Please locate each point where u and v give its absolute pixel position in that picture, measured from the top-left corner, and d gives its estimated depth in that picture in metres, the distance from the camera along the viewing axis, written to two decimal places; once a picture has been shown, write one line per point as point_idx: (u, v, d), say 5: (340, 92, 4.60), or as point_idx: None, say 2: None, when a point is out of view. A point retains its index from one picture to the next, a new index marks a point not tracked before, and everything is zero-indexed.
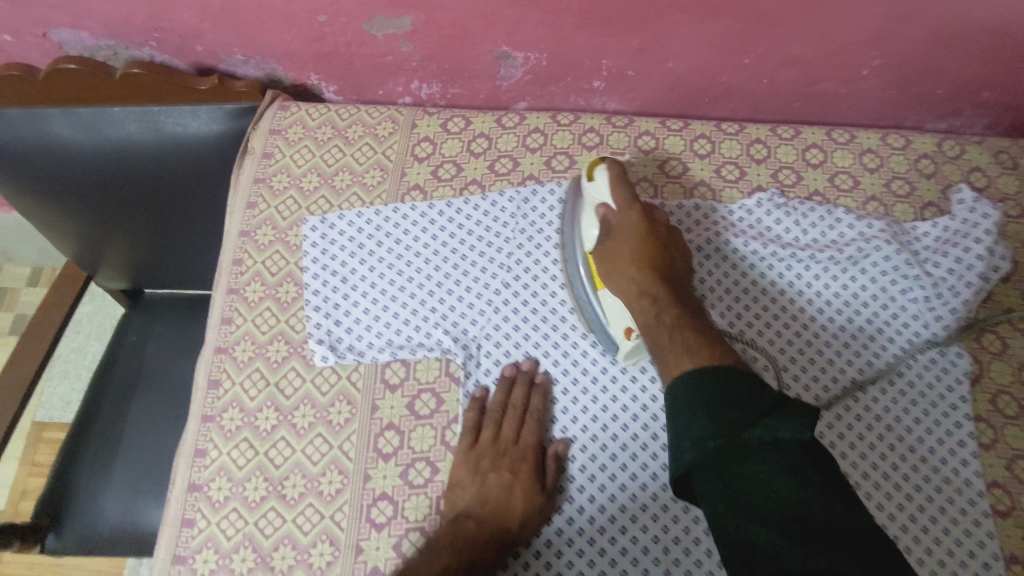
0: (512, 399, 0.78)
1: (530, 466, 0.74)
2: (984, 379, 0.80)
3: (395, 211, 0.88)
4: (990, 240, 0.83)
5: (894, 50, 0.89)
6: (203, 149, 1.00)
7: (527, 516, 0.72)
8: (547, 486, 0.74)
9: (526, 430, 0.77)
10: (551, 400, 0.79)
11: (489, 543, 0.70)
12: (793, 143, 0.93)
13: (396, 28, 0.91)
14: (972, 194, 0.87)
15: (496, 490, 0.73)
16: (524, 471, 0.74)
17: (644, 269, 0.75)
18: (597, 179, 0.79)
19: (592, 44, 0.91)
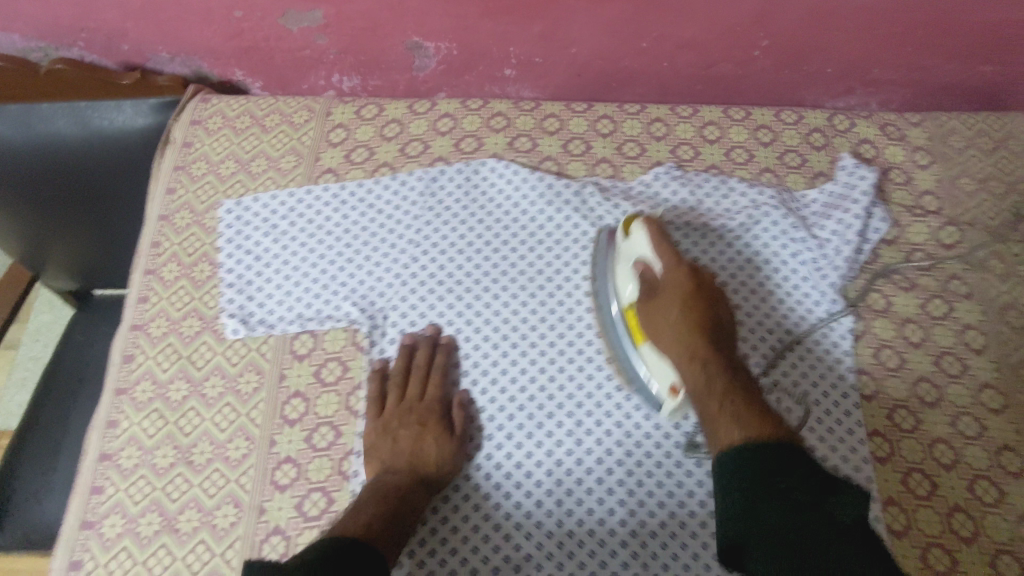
0: (416, 359, 0.82)
1: (437, 416, 0.78)
2: (868, 335, 0.86)
3: (308, 193, 0.92)
4: (868, 204, 0.89)
5: (777, 31, 0.95)
6: (131, 143, 1.04)
7: (440, 462, 0.75)
8: (457, 436, 0.78)
9: (430, 386, 0.81)
10: (456, 359, 0.83)
11: (412, 487, 0.73)
12: (691, 121, 0.98)
13: (309, 22, 0.96)
14: (853, 162, 0.93)
15: (410, 441, 0.76)
16: (433, 421, 0.78)
17: (691, 330, 0.73)
18: (634, 237, 0.80)
19: (497, 32, 0.97)
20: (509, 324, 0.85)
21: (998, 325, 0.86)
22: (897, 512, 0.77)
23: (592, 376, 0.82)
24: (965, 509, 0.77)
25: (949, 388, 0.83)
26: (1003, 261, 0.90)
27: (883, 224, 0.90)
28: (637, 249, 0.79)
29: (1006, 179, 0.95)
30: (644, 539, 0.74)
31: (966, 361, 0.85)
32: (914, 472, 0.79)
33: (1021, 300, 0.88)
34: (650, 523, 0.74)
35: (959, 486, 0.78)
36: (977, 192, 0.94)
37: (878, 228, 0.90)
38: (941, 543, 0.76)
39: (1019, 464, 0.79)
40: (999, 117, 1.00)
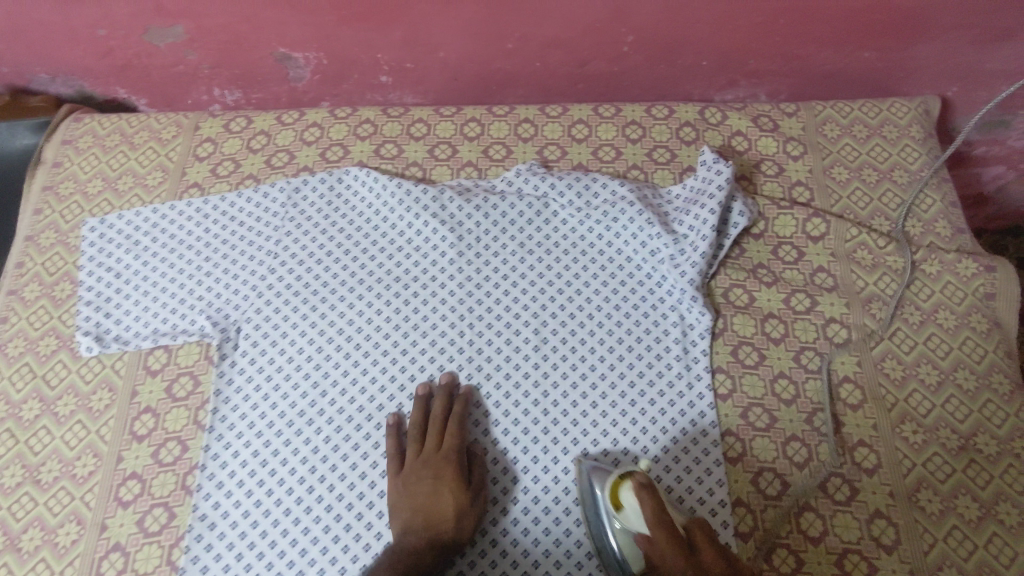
0: (432, 408, 0.79)
1: (458, 465, 0.75)
2: (727, 332, 0.84)
3: (171, 208, 0.92)
4: (724, 192, 0.86)
5: (639, 24, 0.95)
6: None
7: (452, 512, 0.71)
8: (474, 491, 0.74)
9: (448, 434, 0.77)
10: (476, 405, 0.81)
11: (426, 545, 0.70)
12: (560, 120, 0.98)
13: (173, 37, 0.97)
14: (713, 154, 0.90)
15: (422, 492, 0.73)
16: (451, 473, 0.74)
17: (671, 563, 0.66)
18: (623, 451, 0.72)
19: (360, 40, 0.97)
20: (362, 333, 0.85)
21: (860, 316, 0.85)
22: (745, 513, 0.75)
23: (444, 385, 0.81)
24: (815, 508, 0.75)
25: (807, 384, 0.82)
26: (868, 251, 0.89)
27: (745, 210, 0.88)
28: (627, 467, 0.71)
29: (879, 167, 0.94)
30: (493, 549, 0.74)
31: (827, 356, 0.83)
32: (765, 471, 0.77)
33: (885, 290, 0.86)
34: (551, 564, 0.73)
35: (811, 484, 0.76)
36: (849, 182, 0.93)
37: (738, 221, 0.88)
38: (787, 543, 0.74)
39: (874, 460, 0.77)
40: (875, 105, 0.98)
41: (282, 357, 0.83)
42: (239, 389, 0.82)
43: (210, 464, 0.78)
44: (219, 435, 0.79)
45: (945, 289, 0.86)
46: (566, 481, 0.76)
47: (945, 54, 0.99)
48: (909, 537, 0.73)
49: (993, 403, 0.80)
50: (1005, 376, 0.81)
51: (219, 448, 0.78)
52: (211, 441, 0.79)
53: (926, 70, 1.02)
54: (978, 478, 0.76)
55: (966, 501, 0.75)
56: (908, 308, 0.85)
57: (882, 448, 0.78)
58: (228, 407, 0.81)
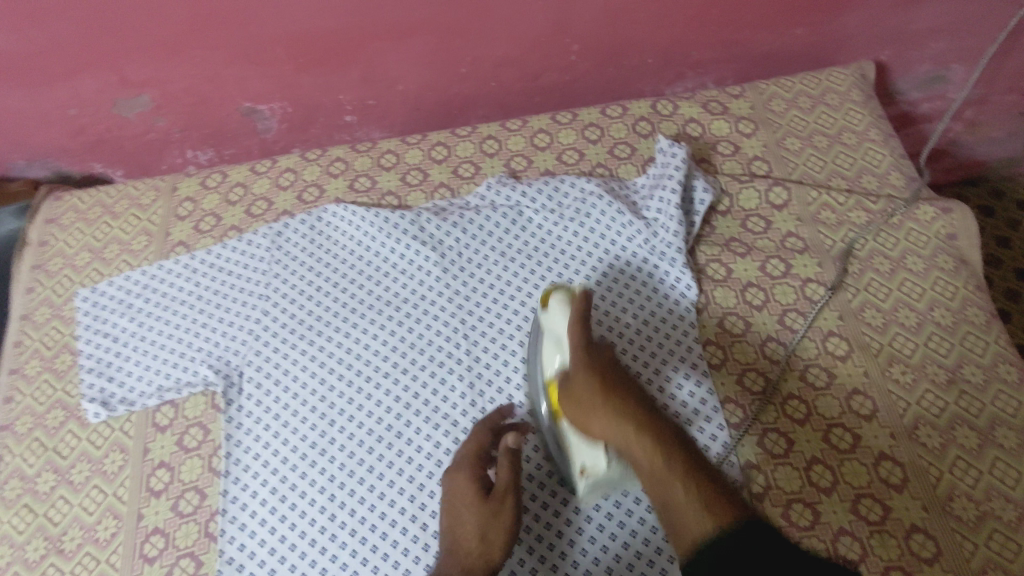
0: None
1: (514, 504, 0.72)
2: (711, 306, 0.87)
3: (160, 269, 0.95)
4: (681, 173, 0.90)
5: (582, 33, 1.00)
6: None
7: (486, 542, 0.70)
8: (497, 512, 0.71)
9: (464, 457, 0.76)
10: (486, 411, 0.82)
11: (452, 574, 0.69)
12: (521, 132, 1.02)
13: (141, 107, 1.01)
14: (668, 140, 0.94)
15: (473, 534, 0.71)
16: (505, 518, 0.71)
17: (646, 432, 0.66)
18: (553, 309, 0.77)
19: (320, 84, 1.02)
20: (362, 360, 0.87)
21: (835, 274, 0.88)
22: (756, 475, 0.77)
23: (447, 396, 0.83)
24: (822, 459, 0.77)
25: (797, 344, 0.84)
26: (832, 210, 0.92)
27: (708, 188, 0.92)
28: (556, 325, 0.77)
29: (828, 133, 0.99)
30: (530, 547, 0.75)
31: (809, 314, 0.86)
32: (769, 432, 0.79)
33: (854, 245, 0.90)
34: (587, 557, 0.74)
35: (814, 438, 0.78)
36: (802, 150, 0.98)
37: (703, 199, 0.92)
38: (802, 497, 0.75)
39: (870, 406, 0.80)
40: (815, 77, 1.04)
41: (287, 394, 0.85)
42: (250, 431, 0.83)
43: (231, 508, 0.79)
44: (236, 478, 0.80)
45: (910, 235, 0.90)
46: None
47: (874, 19, 1.05)
48: (916, 472, 0.76)
49: (972, 334, 0.83)
50: (979, 308, 0.85)
51: (238, 491, 0.79)
52: (228, 485, 0.80)
53: (858, 36, 1.08)
54: (970, 407, 0.79)
55: (964, 430, 0.77)
56: (878, 258, 0.89)
57: (876, 393, 0.80)
58: (241, 450, 0.82)
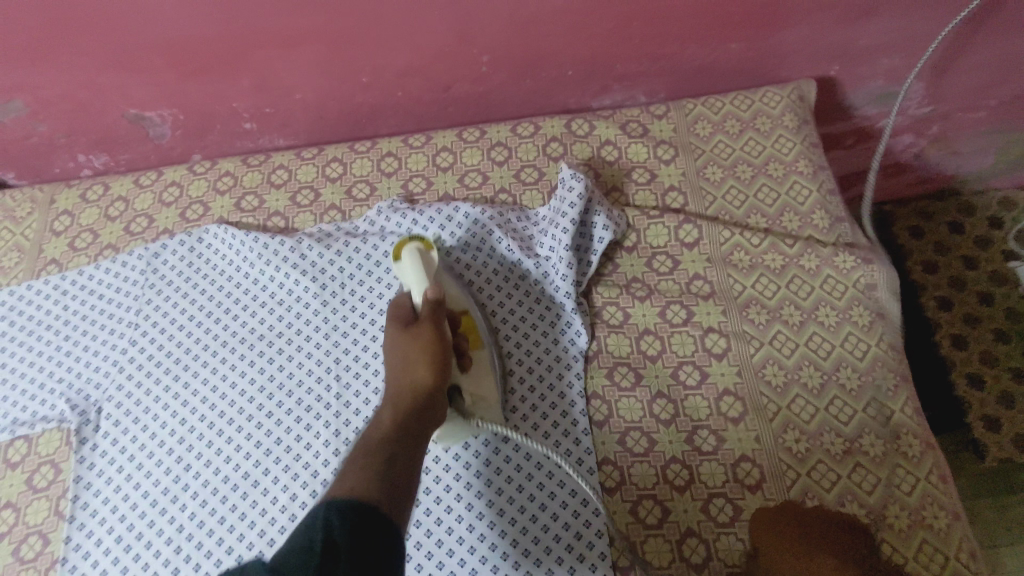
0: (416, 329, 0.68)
1: (434, 333, 0.67)
2: (602, 355, 0.81)
3: (29, 288, 0.89)
4: (575, 211, 0.82)
5: (491, 43, 0.91)
6: None
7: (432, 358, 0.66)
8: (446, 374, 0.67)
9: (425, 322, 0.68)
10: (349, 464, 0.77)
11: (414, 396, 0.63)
12: (423, 150, 0.94)
13: (16, 112, 0.94)
14: (571, 171, 0.86)
15: (398, 359, 0.66)
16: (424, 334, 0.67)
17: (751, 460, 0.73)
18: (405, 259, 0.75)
19: (209, 91, 0.94)
20: (226, 400, 0.82)
21: (740, 323, 0.81)
22: (625, 546, 0.72)
23: (311, 443, 0.79)
24: (697, 533, 0.72)
25: (687, 401, 0.78)
26: (745, 252, 0.85)
27: (608, 224, 0.85)
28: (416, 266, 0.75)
29: (753, 162, 0.90)
30: None
31: (706, 368, 0.80)
32: (644, 499, 0.74)
33: (764, 293, 0.83)
34: None
35: (693, 508, 0.73)
36: (723, 181, 0.90)
37: (601, 236, 0.84)
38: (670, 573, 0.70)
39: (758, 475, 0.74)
40: (747, 97, 0.95)
41: (145, 433, 0.80)
42: (101, 472, 0.78)
43: (71, 556, 0.75)
44: (80, 525, 0.76)
45: (826, 283, 0.82)
46: (440, 533, 0.74)
47: (816, 36, 0.96)
48: None
49: (877, 400, 0.76)
50: (889, 371, 0.78)
51: (80, 538, 0.75)
52: (71, 532, 0.76)
53: (800, 52, 0.98)
54: (864, 481, 0.72)
55: (853, 506, 0.71)
56: (788, 309, 0.82)
57: (766, 461, 0.74)
58: (89, 493, 0.77)
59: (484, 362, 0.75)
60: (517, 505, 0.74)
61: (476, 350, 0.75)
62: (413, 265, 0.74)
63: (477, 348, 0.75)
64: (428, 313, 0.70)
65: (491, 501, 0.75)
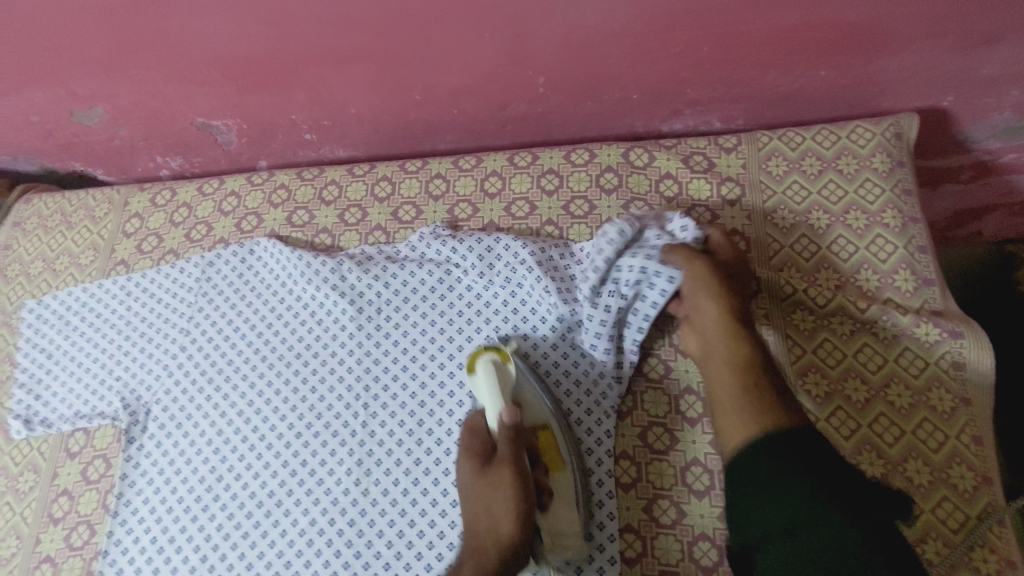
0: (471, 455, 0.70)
1: (512, 474, 0.67)
2: (636, 411, 0.76)
3: (99, 287, 0.95)
4: (613, 248, 0.75)
5: (547, 66, 0.86)
6: None
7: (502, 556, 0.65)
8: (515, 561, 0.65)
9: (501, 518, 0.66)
10: (366, 495, 0.77)
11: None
12: (472, 173, 0.92)
13: (98, 117, 1.00)
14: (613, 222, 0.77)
15: (479, 507, 0.67)
16: (506, 497, 0.66)
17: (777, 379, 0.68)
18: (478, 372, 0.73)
19: (269, 104, 0.96)
20: (260, 416, 0.83)
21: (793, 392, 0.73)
22: None
23: (333, 469, 0.79)
24: None
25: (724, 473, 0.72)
26: (808, 312, 0.76)
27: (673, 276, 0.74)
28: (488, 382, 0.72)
29: (831, 209, 0.81)
30: None
31: None
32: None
33: (826, 360, 0.74)
34: None
35: None
36: (794, 228, 0.81)
37: (663, 290, 0.75)
38: None
39: None
40: (832, 132, 0.85)
41: (185, 439, 0.84)
42: (144, 472, 0.83)
43: (111, 550, 0.79)
44: (122, 521, 0.81)
45: (901, 357, 0.73)
46: None
47: (921, 65, 0.84)
48: None
49: (949, 501, 0.66)
50: (968, 469, 0.67)
51: (121, 534, 0.80)
52: (114, 526, 0.80)
53: (903, 82, 0.86)
54: None
55: None
56: (852, 381, 0.72)
57: None
58: (132, 491, 0.82)
59: (565, 488, 0.71)
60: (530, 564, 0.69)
61: (557, 475, 0.72)
62: (487, 383, 0.71)
63: (558, 471, 0.72)
64: (506, 449, 0.68)
65: None
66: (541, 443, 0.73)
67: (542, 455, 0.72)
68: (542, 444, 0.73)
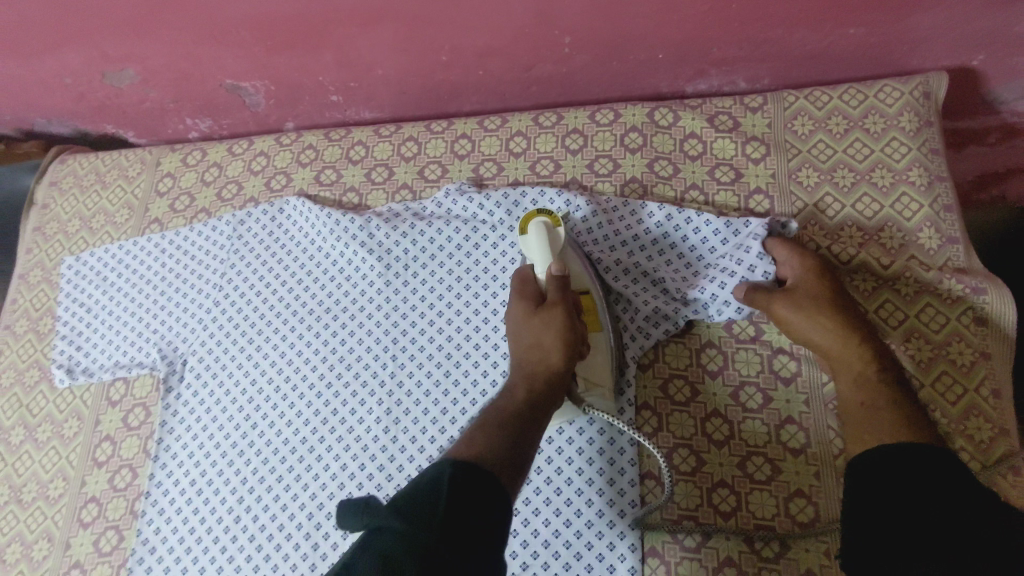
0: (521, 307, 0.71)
1: (563, 313, 0.69)
2: (658, 364, 0.78)
3: (135, 244, 0.98)
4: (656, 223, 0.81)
5: (572, 25, 0.87)
6: (13, 200, 1.12)
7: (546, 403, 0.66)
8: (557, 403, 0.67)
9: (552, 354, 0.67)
10: (396, 441, 0.80)
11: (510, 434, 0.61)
12: (497, 133, 0.93)
13: (130, 79, 1.02)
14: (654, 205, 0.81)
15: (527, 345, 0.69)
16: (554, 331, 0.68)
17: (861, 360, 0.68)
18: (529, 235, 0.75)
19: (296, 65, 0.97)
20: (292, 368, 0.86)
21: None
22: (657, 565, 0.69)
23: (363, 417, 0.82)
24: (737, 564, 0.68)
25: (743, 424, 0.73)
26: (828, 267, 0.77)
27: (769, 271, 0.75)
28: (541, 242, 0.74)
29: (856, 167, 0.81)
30: None
31: (769, 392, 0.74)
32: (684, 520, 0.71)
33: None
34: None
35: (734, 537, 0.69)
36: (818, 186, 0.81)
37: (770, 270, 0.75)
38: None
39: (812, 514, 0.69)
40: (859, 91, 0.84)
41: (221, 389, 0.87)
42: (182, 419, 0.86)
43: (153, 491, 0.83)
44: (162, 464, 0.84)
45: (923, 313, 0.74)
46: None
47: (953, 22, 0.83)
48: None
49: (965, 452, 0.68)
50: (986, 422, 0.68)
51: (161, 476, 0.84)
52: (155, 470, 0.84)
53: (933, 40, 0.85)
54: None
55: None
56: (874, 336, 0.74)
57: (824, 500, 0.69)
58: (171, 437, 0.86)
59: (603, 346, 0.74)
60: (554, 506, 0.73)
61: (594, 333, 0.74)
62: (539, 240, 0.74)
63: (597, 330, 0.75)
64: (556, 294, 0.71)
65: (527, 498, 0.74)
66: (583, 303, 0.75)
67: (584, 312, 0.74)
68: (585, 303, 0.75)
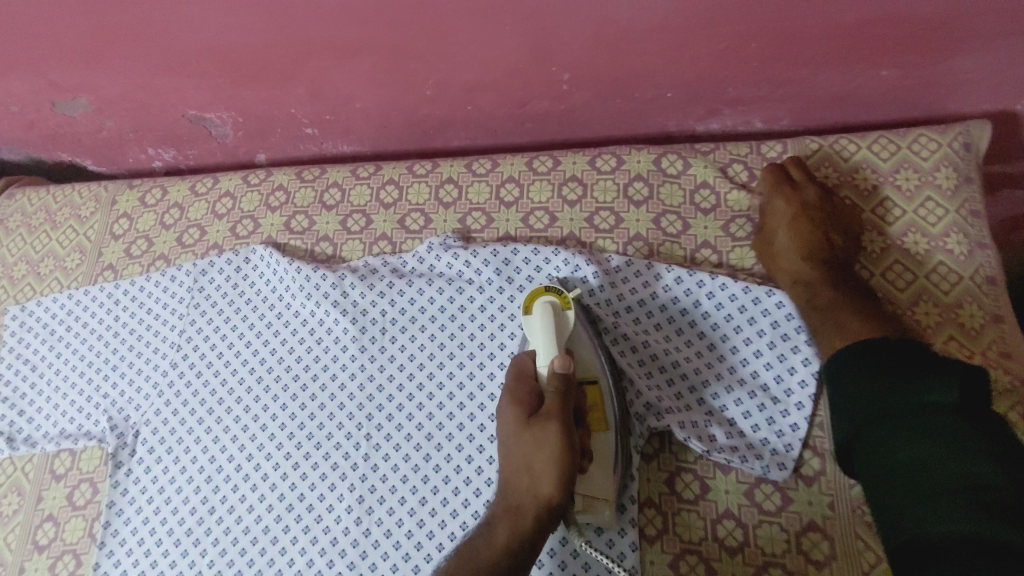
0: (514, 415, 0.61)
1: (560, 430, 0.59)
2: (663, 455, 0.69)
3: (85, 294, 0.88)
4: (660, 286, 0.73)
5: (571, 61, 0.77)
6: None
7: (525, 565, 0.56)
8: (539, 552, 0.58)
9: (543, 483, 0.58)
10: (368, 535, 0.71)
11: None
12: (487, 179, 0.84)
13: (82, 108, 0.93)
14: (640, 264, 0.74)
15: (519, 459, 0.60)
16: (549, 455, 0.58)
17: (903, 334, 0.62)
18: (534, 316, 0.66)
19: (265, 97, 0.87)
20: (256, 444, 0.77)
21: None
22: None
23: (332, 505, 0.73)
24: None
25: (758, 528, 0.65)
26: None
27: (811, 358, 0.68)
28: (541, 331, 0.65)
29: (886, 230, 0.72)
30: None
31: (789, 491, 0.66)
32: None
33: None
34: None
35: None
36: None
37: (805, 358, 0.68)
38: None
39: None
40: (891, 141, 0.75)
41: (177, 466, 0.78)
42: (133, 500, 0.77)
43: None
44: (109, 552, 0.76)
45: None
46: None
47: (997, 66, 0.74)
48: None
49: None
50: None
51: (108, 567, 0.75)
52: (100, 559, 0.75)
53: (974, 84, 0.76)
54: None
55: None
56: None
57: None
58: (119, 521, 0.77)
59: (607, 449, 0.65)
60: None
61: (599, 436, 0.65)
62: (542, 327, 0.65)
63: (602, 432, 0.65)
64: (554, 400, 0.61)
65: None
66: (590, 398, 0.66)
67: (588, 411, 0.65)
68: (591, 396, 0.66)
